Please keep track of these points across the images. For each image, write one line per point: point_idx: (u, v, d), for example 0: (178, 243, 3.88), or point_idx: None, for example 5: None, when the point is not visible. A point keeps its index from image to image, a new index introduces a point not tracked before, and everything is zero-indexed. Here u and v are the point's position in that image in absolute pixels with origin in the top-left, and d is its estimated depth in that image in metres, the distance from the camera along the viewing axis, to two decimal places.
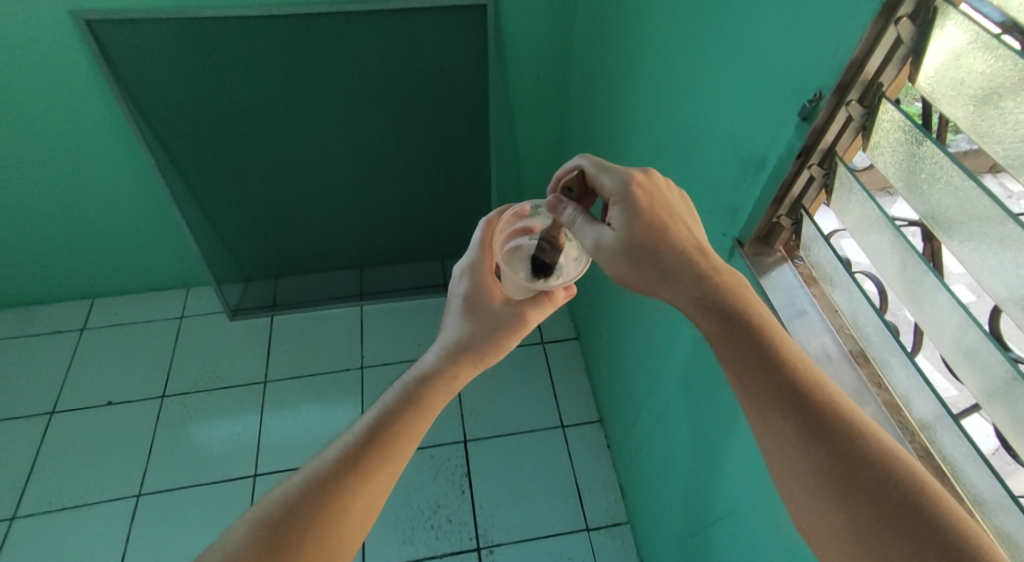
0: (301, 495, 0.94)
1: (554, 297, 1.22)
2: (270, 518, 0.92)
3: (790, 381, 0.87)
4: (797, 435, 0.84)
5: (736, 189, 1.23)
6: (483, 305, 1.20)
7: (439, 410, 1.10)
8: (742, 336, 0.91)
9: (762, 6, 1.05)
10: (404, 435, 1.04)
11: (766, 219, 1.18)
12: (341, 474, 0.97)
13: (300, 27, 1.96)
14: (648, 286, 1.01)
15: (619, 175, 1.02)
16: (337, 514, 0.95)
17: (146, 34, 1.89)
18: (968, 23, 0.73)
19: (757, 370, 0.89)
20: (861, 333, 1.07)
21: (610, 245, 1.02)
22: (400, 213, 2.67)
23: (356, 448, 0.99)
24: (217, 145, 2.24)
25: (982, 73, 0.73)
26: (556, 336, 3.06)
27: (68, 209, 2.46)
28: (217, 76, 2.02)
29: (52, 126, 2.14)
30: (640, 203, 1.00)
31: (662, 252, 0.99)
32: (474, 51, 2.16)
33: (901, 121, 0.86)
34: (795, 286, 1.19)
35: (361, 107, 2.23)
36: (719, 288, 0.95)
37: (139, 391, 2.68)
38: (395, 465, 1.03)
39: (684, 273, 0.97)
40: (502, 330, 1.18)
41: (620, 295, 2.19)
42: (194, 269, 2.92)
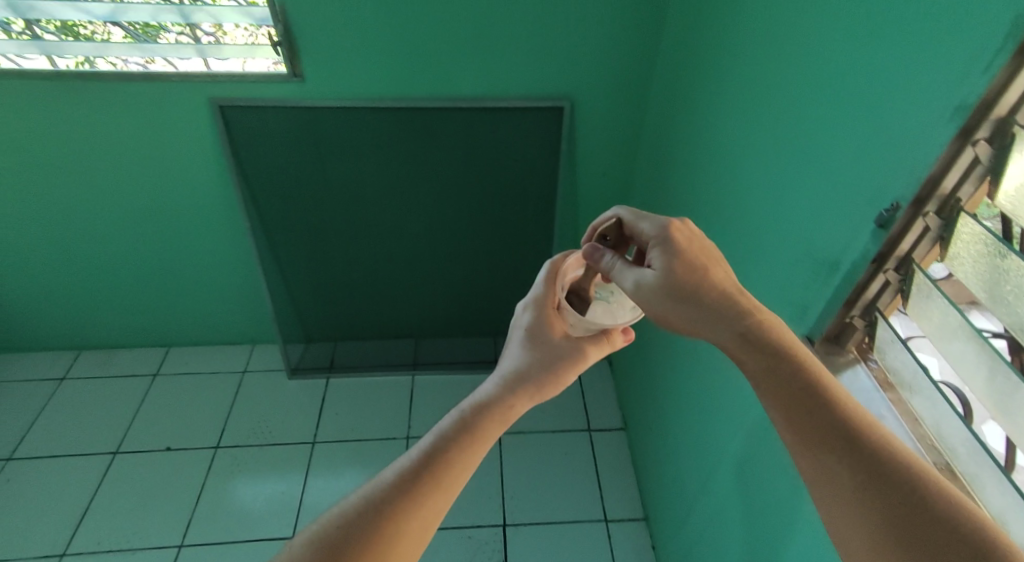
0: (355, 518, 0.94)
1: (612, 339, 1.22)
2: (324, 538, 0.92)
3: (832, 415, 0.88)
4: (849, 473, 0.84)
5: (805, 289, 1.25)
6: (545, 339, 1.20)
7: (495, 439, 1.10)
8: (784, 373, 0.93)
9: (835, 123, 1.12)
10: (458, 463, 1.03)
11: (838, 318, 1.17)
12: (395, 499, 0.96)
13: (398, 117, 2.18)
14: (691, 324, 1.04)
15: (658, 221, 1.11)
16: (389, 541, 0.94)
17: (266, 118, 2.14)
18: None
19: (801, 407, 0.90)
20: (945, 445, 1.01)
21: (651, 285, 1.07)
22: (462, 290, 2.78)
23: (410, 475, 0.99)
24: (306, 215, 2.43)
25: None
26: (603, 424, 3.01)
27: (164, 263, 2.69)
28: (318, 155, 2.24)
29: (167, 190, 2.40)
30: (677, 246, 1.08)
31: (704, 291, 1.04)
32: (549, 146, 2.32)
33: (982, 234, 0.88)
34: (870, 389, 1.16)
35: (440, 189, 2.39)
36: (759, 327, 0.99)
37: (196, 440, 2.78)
38: (449, 493, 1.01)
39: (725, 313, 1.01)
40: (560, 364, 1.18)
41: (673, 387, 2.17)
42: (264, 328, 3.09)
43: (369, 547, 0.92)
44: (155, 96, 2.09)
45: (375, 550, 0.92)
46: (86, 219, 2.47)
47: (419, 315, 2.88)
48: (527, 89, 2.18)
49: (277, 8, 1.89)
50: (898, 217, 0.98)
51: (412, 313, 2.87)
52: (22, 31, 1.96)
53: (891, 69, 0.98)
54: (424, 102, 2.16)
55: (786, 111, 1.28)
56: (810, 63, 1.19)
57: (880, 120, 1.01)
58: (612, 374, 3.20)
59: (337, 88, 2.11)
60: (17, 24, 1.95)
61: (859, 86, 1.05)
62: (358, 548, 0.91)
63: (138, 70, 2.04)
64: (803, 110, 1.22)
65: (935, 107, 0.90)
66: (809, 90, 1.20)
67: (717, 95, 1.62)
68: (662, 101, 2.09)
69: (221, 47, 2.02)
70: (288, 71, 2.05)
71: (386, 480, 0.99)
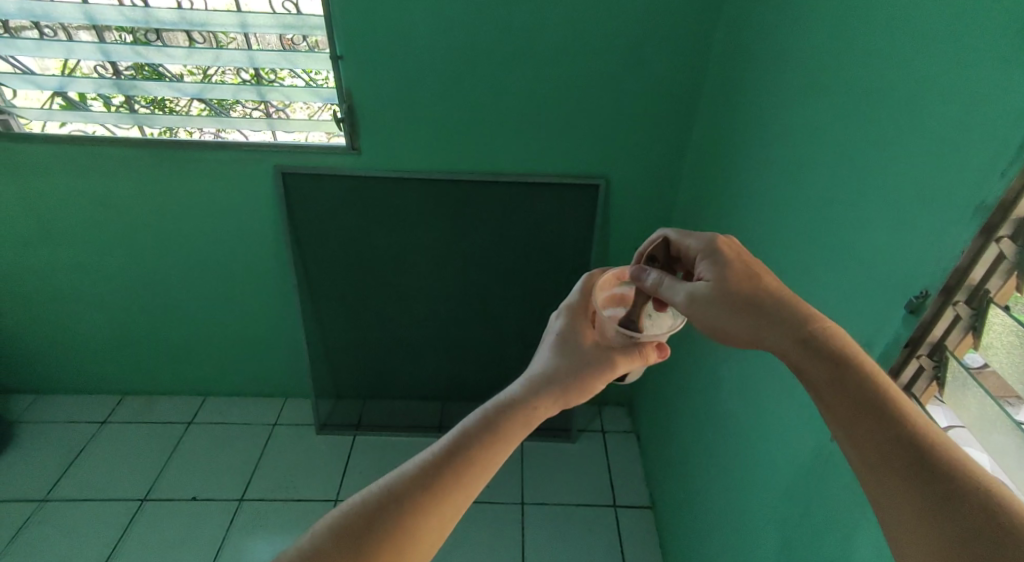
0: (382, 502, 1.01)
1: (645, 353, 1.27)
2: (353, 518, 0.99)
3: (888, 411, 0.90)
4: (900, 471, 0.85)
5: None
6: (575, 346, 1.28)
7: (519, 438, 1.17)
8: (839, 374, 0.95)
9: (860, 214, 1.17)
10: (483, 458, 1.10)
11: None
12: (420, 487, 1.03)
13: (443, 188, 2.31)
14: (740, 330, 1.09)
15: (705, 238, 1.18)
16: (412, 525, 1.01)
17: (322, 185, 2.30)
18: None
19: (856, 406, 0.92)
20: None
21: (706, 295, 1.12)
22: (492, 355, 2.81)
23: (436, 465, 1.06)
24: (349, 275, 2.54)
25: None
26: (629, 501, 2.93)
27: (211, 315, 2.82)
28: (366, 219, 2.38)
29: (224, 247, 2.55)
30: (727, 258, 1.14)
31: (753, 297, 1.08)
32: (584, 220, 2.40)
33: (1014, 325, 0.89)
34: None
35: (478, 256, 2.48)
36: (810, 329, 1.02)
37: (222, 491, 2.80)
38: (471, 486, 1.08)
39: (781, 320, 1.04)
40: (589, 374, 1.25)
41: (703, 466, 2.12)
42: (297, 382, 3.16)
43: (396, 529, 0.99)
44: (224, 163, 2.28)
45: (400, 532, 0.99)
46: (145, 271, 2.63)
47: (449, 378, 2.92)
48: (565, 166, 2.29)
49: (344, 90, 2.08)
50: (927, 304, 1.01)
51: (443, 375, 2.91)
52: (120, 105, 2.19)
53: (913, 166, 1.04)
54: (468, 175, 2.29)
55: (814, 198, 1.33)
56: (837, 155, 1.24)
57: (907, 212, 1.05)
58: (640, 449, 3.13)
59: (389, 160, 2.26)
60: (118, 98, 2.17)
61: (885, 179, 1.10)
62: (385, 529, 0.99)
63: (211, 140, 2.23)
64: (831, 199, 1.26)
65: (961, 204, 0.93)
66: (836, 180, 1.25)
67: (747, 179, 1.68)
68: (694, 182, 2.16)
69: (288, 122, 2.21)
70: (348, 144, 2.21)
71: (412, 469, 1.06)
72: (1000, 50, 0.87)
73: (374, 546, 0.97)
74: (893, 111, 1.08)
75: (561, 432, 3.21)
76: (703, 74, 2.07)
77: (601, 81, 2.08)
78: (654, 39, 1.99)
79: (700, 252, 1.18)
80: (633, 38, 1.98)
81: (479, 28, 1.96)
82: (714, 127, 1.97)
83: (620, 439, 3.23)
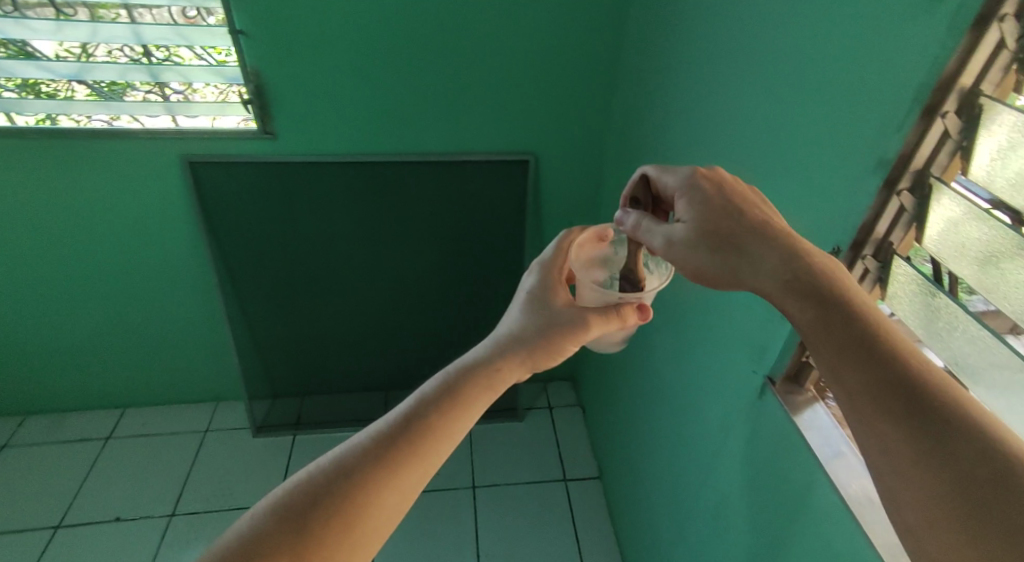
0: (340, 466, 0.98)
1: (622, 315, 1.22)
2: (309, 483, 0.95)
3: (887, 350, 0.75)
4: (890, 419, 0.71)
5: (764, 329, 1.34)
6: (544, 303, 1.26)
7: (479, 404, 1.13)
8: (836, 310, 0.81)
9: (776, 177, 1.21)
10: (445, 423, 1.07)
11: (794, 359, 1.27)
12: (380, 451, 1.00)
13: (367, 171, 2.24)
14: (724, 272, 0.96)
15: (681, 172, 1.04)
16: (371, 489, 0.97)
17: (236, 174, 2.17)
18: (963, 200, 0.86)
19: (850, 344, 0.77)
20: None
21: (685, 236, 1.00)
22: (433, 340, 2.77)
23: (396, 429, 1.03)
24: (274, 267, 2.43)
25: (981, 239, 0.84)
26: (578, 473, 2.98)
27: (125, 321, 2.63)
28: (288, 207, 2.27)
29: (131, 247, 2.37)
30: (709, 190, 1.00)
31: (736, 236, 0.95)
32: (515, 198, 2.39)
33: (915, 276, 0.97)
34: (829, 426, 1.23)
35: (409, 241, 2.43)
36: (802, 264, 0.87)
37: (151, 507, 2.65)
38: (433, 452, 1.05)
39: (761, 259, 0.91)
40: (557, 334, 1.22)
41: (648, 432, 2.18)
42: (228, 384, 3.01)
43: (353, 494, 0.96)
44: (123, 155, 2.11)
45: (359, 496, 0.96)
46: (44, 278, 2.42)
47: (390, 367, 2.86)
48: (491, 144, 2.25)
49: (249, 70, 1.95)
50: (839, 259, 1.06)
51: (384, 365, 2.85)
52: None
53: (819, 129, 1.08)
54: (392, 156, 2.22)
55: (734, 161, 1.35)
56: (752, 116, 1.27)
57: (821, 168, 1.08)
58: (585, 421, 3.19)
59: (306, 144, 2.16)
60: None
61: (798, 138, 1.13)
62: (343, 492, 0.95)
63: (102, 129, 2.04)
64: (750, 162, 1.29)
65: (866, 157, 0.97)
66: (753, 142, 1.28)
67: (670, 147, 1.70)
68: (620, 153, 2.18)
69: (190, 105, 2.05)
70: (259, 128, 2.08)
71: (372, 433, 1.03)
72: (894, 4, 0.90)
73: (332, 510, 0.94)
74: (802, 70, 1.11)
75: (507, 412, 3.22)
76: (621, 43, 2.07)
77: (519, 54, 2.05)
78: (570, 9, 1.97)
79: (678, 186, 1.04)
80: (549, 8, 1.96)
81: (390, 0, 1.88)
82: (636, 97, 1.99)
83: (566, 413, 3.27)
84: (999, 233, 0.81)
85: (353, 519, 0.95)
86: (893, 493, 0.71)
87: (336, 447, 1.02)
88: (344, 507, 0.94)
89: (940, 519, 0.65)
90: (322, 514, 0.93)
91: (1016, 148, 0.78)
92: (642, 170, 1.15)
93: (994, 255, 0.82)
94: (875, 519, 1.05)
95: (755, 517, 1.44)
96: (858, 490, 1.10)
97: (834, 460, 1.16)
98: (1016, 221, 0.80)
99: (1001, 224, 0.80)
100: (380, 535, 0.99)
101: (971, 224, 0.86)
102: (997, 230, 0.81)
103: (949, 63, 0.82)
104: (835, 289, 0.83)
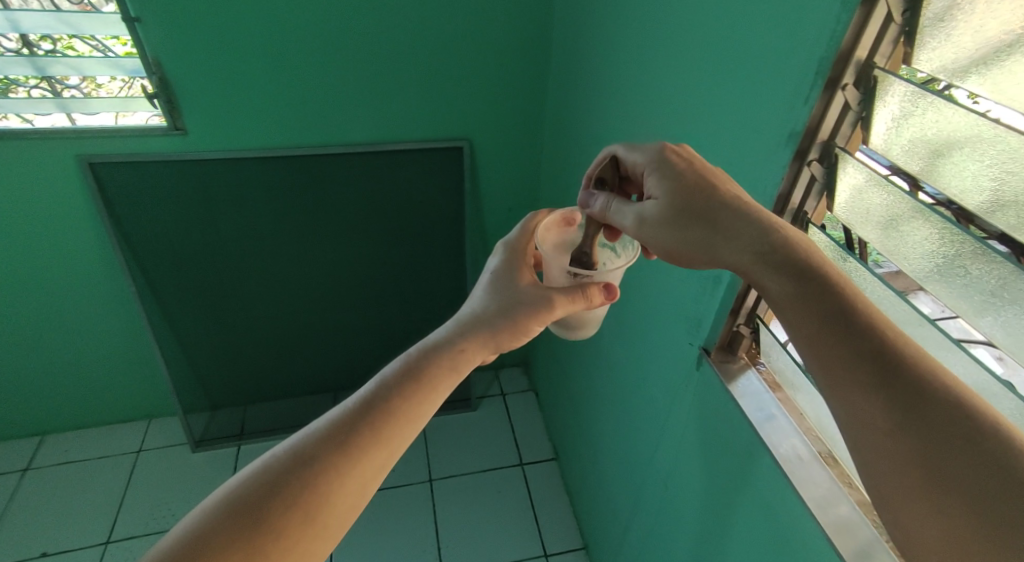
0: (293, 455, 0.95)
1: (587, 293, 1.16)
2: (261, 474, 0.93)
3: (866, 329, 0.78)
4: (865, 387, 0.76)
5: (698, 301, 1.39)
6: (507, 283, 1.21)
7: (441, 388, 1.11)
8: (810, 288, 0.84)
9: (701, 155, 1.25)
10: (404, 407, 1.05)
11: (727, 328, 1.33)
12: (336, 438, 0.98)
13: (293, 164, 2.15)
14: (700, 252, 0.97)
15: (650, 150, 1.04)
16: (328, 474, 0.95)
17: (146, 175, 2.04)
18: (864, 169, 0.93)
19: (831, 322, 0.81)
20: (826, 434, 1.17)
21: (656, 216, 1.00)
22: (376, 337, 2.73)
23: (352, 415, 1.01)
24: (198, 270, 2.31)
25: (881, 205, 0.92)
26: (534, 457, 3.01)
27: (36, 341, 2.44)
28: (208, 207, 2.16)
29: (36, 261, 2.20)
30: (681, 168, 1.00)
31: (711, 214, 0.96)
32: (449, 188, 2.36)
33: (827, 243, 1.03)
34: (761, 392, 1.30)
35: (343, 234, 2.36)
36: (772, 241, 0.89)
37: (82, 537, 2.48)
38: (393, 436, 1.03)
39: (734, 237, 0.93)
40: (521, 315, 1.17)
41: (598, 411, 2.22)
42: (164, 398, 2.86)
43: (309, 481, 0.94)
44: (17, 160, 1.94)
45: (315, 484, 0.94)
46: None
47: (334, 368, 2.79)
48: (421, 133, 2.22)
49: (148, 60, 1.82)
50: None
51: (326, 367, 2.77)
52: None
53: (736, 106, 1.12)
54: (317, 149, 2.14)
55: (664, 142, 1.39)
56: (676, 100, 1.31)
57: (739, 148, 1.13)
58: (538, 405, 3.22)
59: (221, 140, 2.05)
60: None
61: (719, 114, 1.17)
62: (298, 481, 0.93)
63: None
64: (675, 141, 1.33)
65: (776, 137, 1.02)
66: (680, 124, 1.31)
67: (604, 131, 1.72)
68: (556, 138, 2.19)
69: (87, 101, 1.90)
70: (168, 124, 1.96)
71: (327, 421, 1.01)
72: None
73: (288, 499, 0.91)
74: (717, 54, 1.15)
75: (460, 402, 3.20)
76: (549, 28, 2.07)
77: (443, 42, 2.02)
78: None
79: (650, 165, 1.03)
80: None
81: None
82: (567, 82, 1.99)
83: (520, 399, 3.29)
84: (897, 198, 0.89)
85: (310, 506, 0.93)
86: (866, 457, 0.76)
87: (290, 437, 0.99)
88: (300, 495, 0.92)
89: (912, 487, 0.70)
90: (276, 504, 0.91)
91: (909, 117, 0.86)
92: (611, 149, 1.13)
93: (895, 218, 0.91)
94: (803, 475, 1.12)
95: (703, 484, 1.49)
96: (789, 448, 1.17)
97: (766, 423, 1.22)
98: (914, 186, 0.89)
99: (899, 190, 0.88)
100: (339, 521, 0.97)
101: (876, 189, 0.92)
102: (895, 195, 0.89)
103: (847, 33, 0.86)
104: (805, 264, 0.86)
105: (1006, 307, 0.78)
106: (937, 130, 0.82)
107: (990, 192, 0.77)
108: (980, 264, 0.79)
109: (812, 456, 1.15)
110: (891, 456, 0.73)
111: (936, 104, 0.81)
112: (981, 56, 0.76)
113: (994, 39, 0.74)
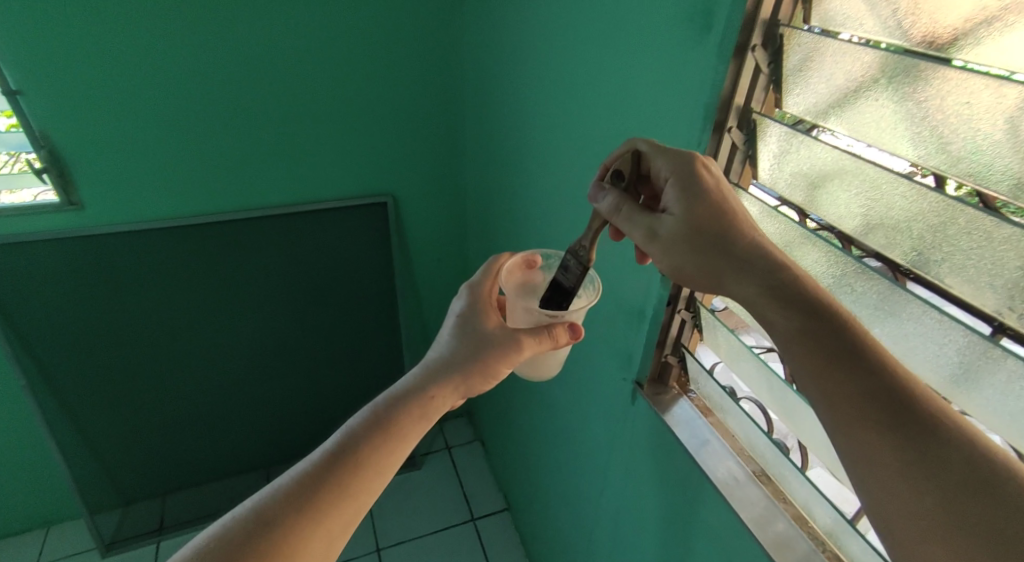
0: (254, 522, 0.86)
1: (555, 336, 1.10)
2: (219, 547, 0.83)
3: (875, 363, 0.72)
4: (887, 430, 0.68)
5: (625, 337, 1.27)
6: (476, 325, 1.14)
7: (413, 437, 1.04)
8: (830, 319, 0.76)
9: None
10: (374, 460, 0.97)
11: (655, 360, 1.20)
12: (302, 499, 0.90)
13: (206, 231, 2.03)
14: (704, 271, 0.88)
15: (679, 158, 0.91)
16: (294, 541, 0.87)
17: (33, 256, 1.86)
18: (756, 202, 0.95)
19: (842, 352, 0.73)
20: (758, 453, 1.07)
21: (670, 232, 0.89)
22: (310, 405, 2.57)
23: (318, 473, 0.93)
24: (103, 355, 2.10)
25: (777, 234, 0.93)
26: (486, 509, 2.88)
27: None
28: (107, 281, 1.98)
29: None
30: (707, 185, 0.89)
31: (725, 234, 0.86)
32: (376, 242, 2.30)
33: None
34: (693, 418, 1.17)
35: (269, 301, 2.25)
36: (791, 268, 0.82)
37: None
38: (363, 491, 0.95)
39: (748, 259, 0.84)
40: (493, 356, 1.11)
41: (544, 451, 2.15)
42: (63, 502, 2.52)
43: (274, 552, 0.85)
44: None
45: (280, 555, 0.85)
46: None
47: (265, 443, 2.59)
48: (335, 184, 2.14)
49: (35, 134, 1.69)
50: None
51: (253, 441, 2.55)
52: None
53: (642, 119, 1.10)
54: (233, 214, 2.03)
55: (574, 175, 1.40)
56: (578, 133, 1.32)
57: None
58: (486, 456, 3.10)
59: (119, 212, 1.90)
60: None
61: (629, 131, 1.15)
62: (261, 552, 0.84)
63: None
64: (591, 162, 1.31)
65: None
66: (585, 156, 1.32)
67: (519, 168, 1.73)
68: (477, 181, 2.19)
69: None
70: (62, 200, 1.81)
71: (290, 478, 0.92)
72: (671, 26, 0.97)
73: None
74: (609, 88, 1.17)
75: (403, 462, 3.04)
76: (454, 75, 2.10)
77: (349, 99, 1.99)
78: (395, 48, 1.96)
79: (676, 172, 0.90)
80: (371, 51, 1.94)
81: (200, 49, 1.74)
82: (481, 125, 2.01)
83: (466, 451, 3.16)
84: (788, 228, 0.91)
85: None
86: (877, 496, 0.69)
87: (249, 498, 0.90)
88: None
89: (935, 541, 0.63)
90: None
91: (787, 156, 0.89)
92: (636, 143, 0.96)
93: (790, 245, 0.92)
94: (739, 499, 1.02)
95: None
96: (724, 473, 1.06)
97: (702, 449, 1.11)
98: (802, 217, 0.90)
99: (788, 221, 0.90)
100: None
101: (770, 221, 0.94)
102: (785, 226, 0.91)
103: (725, 83, 0.90)
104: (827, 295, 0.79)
105: (889, 319, 0.80)
106: (812, 167, 0.85)
107: (867, 220, 0.79)
108: (866, 281, 0.80)
109: (747, 476, 1.05)
110: (909, 495, 0.66)
111: (808, 143, 0.84)
112: (836, 100, 0.80)
113: (848, 83, 0.77)
